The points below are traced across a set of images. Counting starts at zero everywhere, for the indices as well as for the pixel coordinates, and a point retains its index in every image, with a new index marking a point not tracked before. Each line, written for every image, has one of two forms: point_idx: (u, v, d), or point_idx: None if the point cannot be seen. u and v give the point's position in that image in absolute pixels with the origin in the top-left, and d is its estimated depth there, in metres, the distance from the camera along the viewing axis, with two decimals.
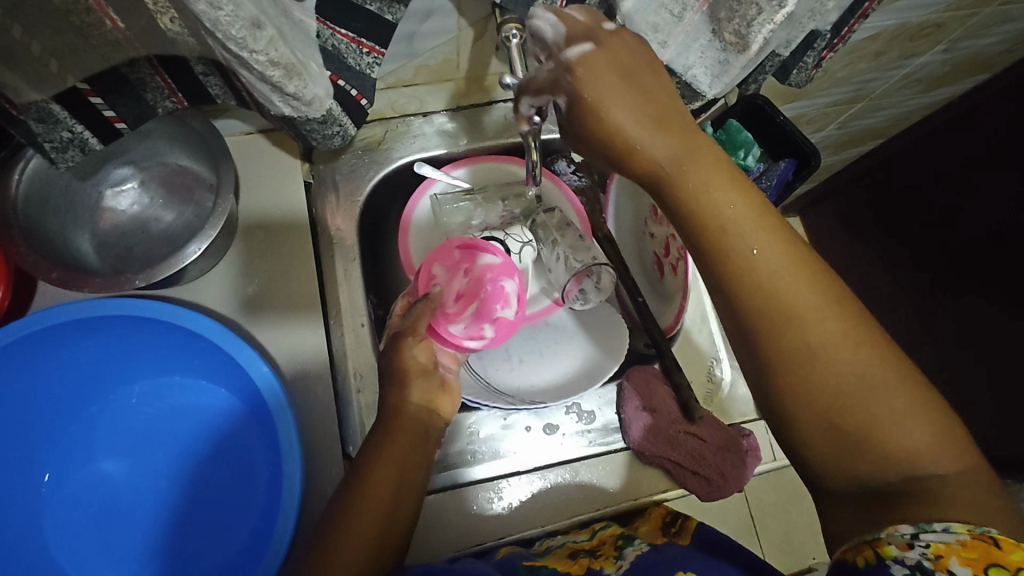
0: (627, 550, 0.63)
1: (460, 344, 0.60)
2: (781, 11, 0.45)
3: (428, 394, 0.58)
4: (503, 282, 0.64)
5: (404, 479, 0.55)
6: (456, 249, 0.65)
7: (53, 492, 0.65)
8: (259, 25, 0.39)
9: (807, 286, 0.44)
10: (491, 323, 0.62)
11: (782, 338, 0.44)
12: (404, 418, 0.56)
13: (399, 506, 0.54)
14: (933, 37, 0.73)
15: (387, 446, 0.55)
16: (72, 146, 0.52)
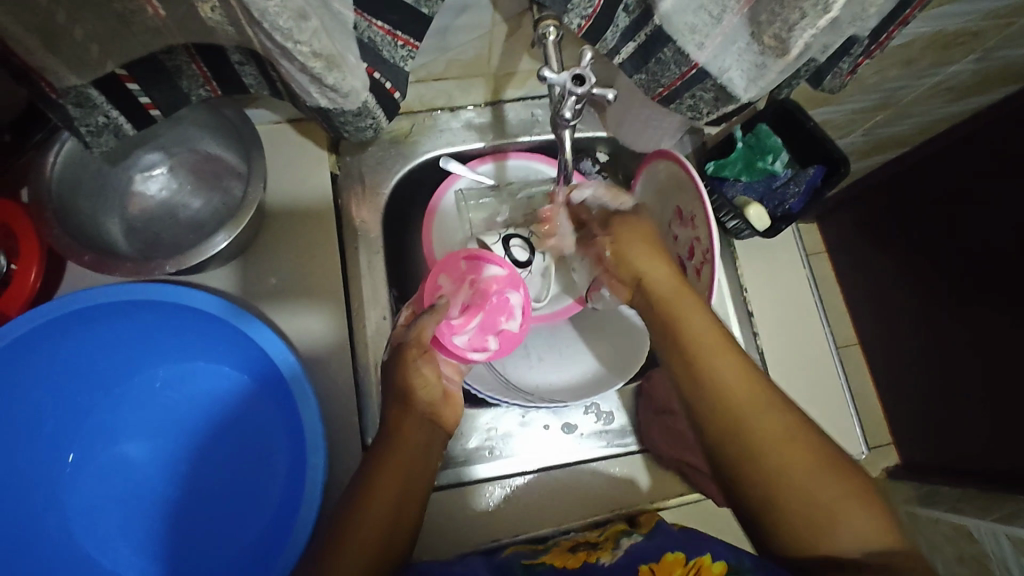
0: (623, 539, 0.61)
1: (464, 355, 0.61)
2: (826, 15, 0.43)
3: (433, 406, 0.60)
4: (508, 293, 0.64)
5: (412, 478, 0.55)
6: (462, 260, 0.65)
7: (76, 473, 0.66)
8: (304, 16, 0.39)
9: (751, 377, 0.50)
10: (496, 335, 0.63)
11: (729, 420, 0.48)
12: (412, 417, 0.59)
13: (407, 505, 0.54)
14: (968, 45, 0.70)
15: (398, 442, 0.57)
16: (107, 130, 0.53)
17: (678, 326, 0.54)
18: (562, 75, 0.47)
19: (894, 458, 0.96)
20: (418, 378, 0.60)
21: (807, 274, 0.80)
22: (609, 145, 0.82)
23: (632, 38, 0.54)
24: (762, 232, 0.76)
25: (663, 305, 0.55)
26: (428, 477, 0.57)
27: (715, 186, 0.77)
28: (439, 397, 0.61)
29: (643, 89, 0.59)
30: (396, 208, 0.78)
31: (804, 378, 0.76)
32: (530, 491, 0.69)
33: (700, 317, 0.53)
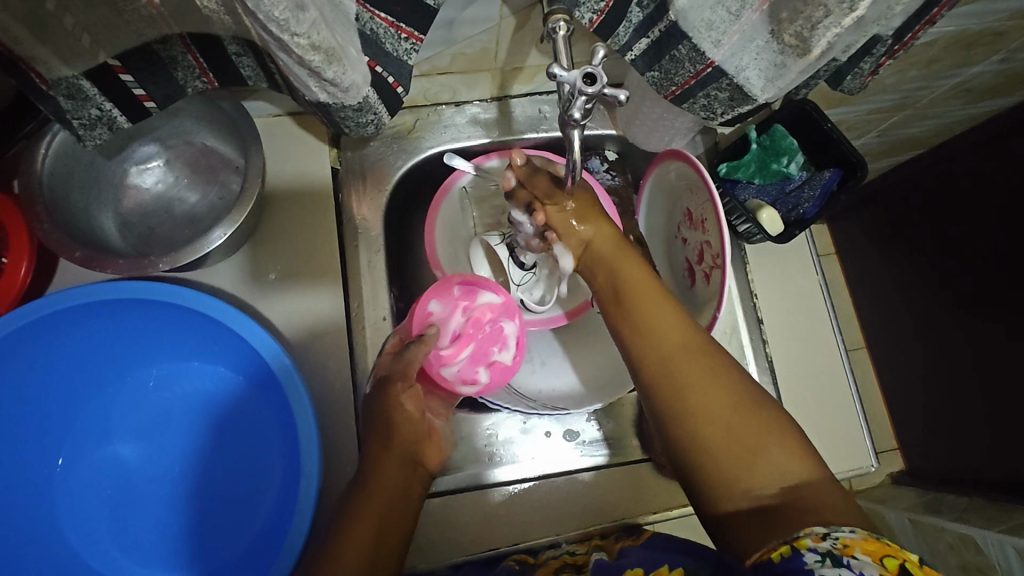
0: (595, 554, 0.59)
1: (453, 387, 0.64)
2: (851, 14, 0.41)
3: (416, 442, 0.61)
4: (502, 323, 0.66)
5: (393, 513, 0.55)
6: (456, 285, 0.66)
7: (65, 474, 0.64)
8: (302, 7, 0.37)
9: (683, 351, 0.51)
10: (486, 366, 0.65)
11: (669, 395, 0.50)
12: (392, 455, 0.58)
13: (390, 541, 0.53)
14: (992, 46, 0.68)
15: (378, 482, 0.56)
16: (100, 124, 0.51)
17: (656, 361, 0.51)
18: (573, 73, 0.45)
19: (899, 464, 0.93)
20: (403, 417, 0.60)
21: (818, 280, 0.78)
22: (617, 143, 0.80)
23: (645, 35, 0.51)
24: (775, 236, 0.73)
25: (640, 333, 0.53)
26: (410, 512, 0.56)
27: (727, 188, 0.75)
28: (423, 434, 0.62)
29: (655, 87, 0.57)
30: (399, 204, 0.76)
31: (813, 386, 0.74)
32: (532, 500, 0.68)
33: (679, 342, 0.52)
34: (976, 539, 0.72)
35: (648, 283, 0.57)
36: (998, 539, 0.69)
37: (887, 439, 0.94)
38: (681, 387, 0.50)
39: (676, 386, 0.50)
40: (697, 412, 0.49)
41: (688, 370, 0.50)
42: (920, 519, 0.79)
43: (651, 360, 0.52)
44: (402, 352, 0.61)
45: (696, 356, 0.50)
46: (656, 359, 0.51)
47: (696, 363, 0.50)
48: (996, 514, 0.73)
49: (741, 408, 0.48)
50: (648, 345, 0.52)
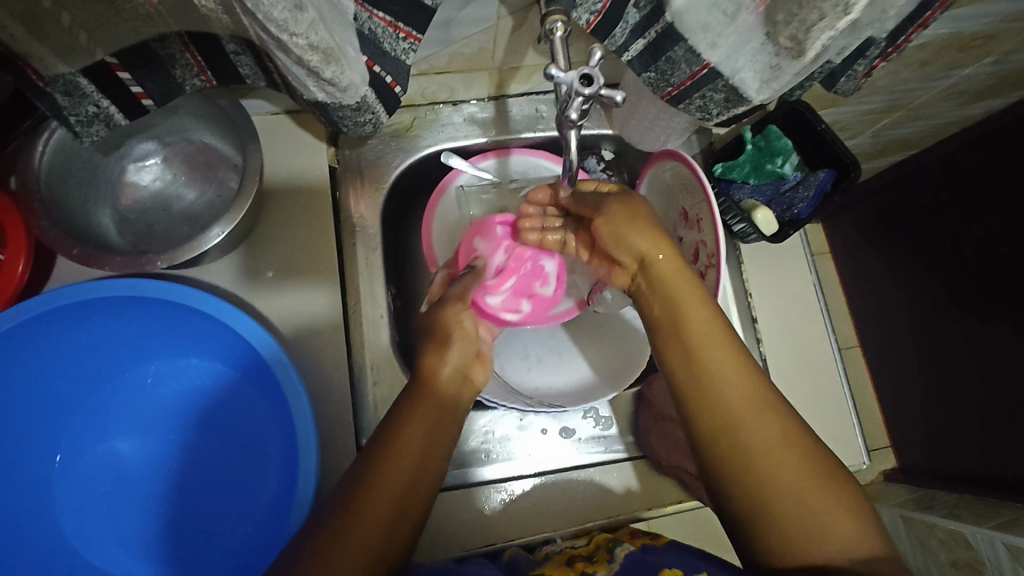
0: (617, 550, 0.59)
1: (499, 316, 0.66)
2: (845, 18, 0.42)
3: (465, 359, 0.58)
4: (543, 260, 0.69)
5: (418, 474, 0.50)
6: (499, 226, 0.69)
7: (62, 471, 0.65)
8: (301, 7, 0.37)
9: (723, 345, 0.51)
10: (528, 298, 0.68)
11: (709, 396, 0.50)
12: (421, 405, 0.53)
13: (407, 518, 0.48)
14: (983, 49, 0.68)
15: (401, 438, 0.50)
16: (98, 120, 0.51)
17: (721, 415, 0.49)
18: (570, 74, 0.45)
19: (892, 462, 0.94)
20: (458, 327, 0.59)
21: (813, 280, 0.79)
22: (614, 144, 0.80)
23: (642, 36, 0.52)
24: (769, 236, 0.73)
25: (706, 400, 0.50)
26: (437, 471, 0.52)
27: (722, 188, 0.76)
28: (473, 351, 0.60)
29: (651, 88, 0.57)
30: (396, 202, 0.76)
31: (806, 385, 0.75)
32: (529, 497, 0.68)
33: (747, 403, 0.49)
34: (965, 535, 0.73)
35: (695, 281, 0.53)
36: (987, 535, 0.70)
37: (880, 437, 0.95)
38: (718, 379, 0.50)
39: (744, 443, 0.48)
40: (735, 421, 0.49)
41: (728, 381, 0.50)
42: (913, 516, 0.80)
43: (717, 423, 0.49)
44: (455, 281, 0.66)
45: (766, 422, 0.48)
46: (721, 426, 0.49)
47: (764, 429, 0.48)
48: (987, 510, 0.74)
49: (804, 478, 0.47)
50: (710, 392, 0.50)
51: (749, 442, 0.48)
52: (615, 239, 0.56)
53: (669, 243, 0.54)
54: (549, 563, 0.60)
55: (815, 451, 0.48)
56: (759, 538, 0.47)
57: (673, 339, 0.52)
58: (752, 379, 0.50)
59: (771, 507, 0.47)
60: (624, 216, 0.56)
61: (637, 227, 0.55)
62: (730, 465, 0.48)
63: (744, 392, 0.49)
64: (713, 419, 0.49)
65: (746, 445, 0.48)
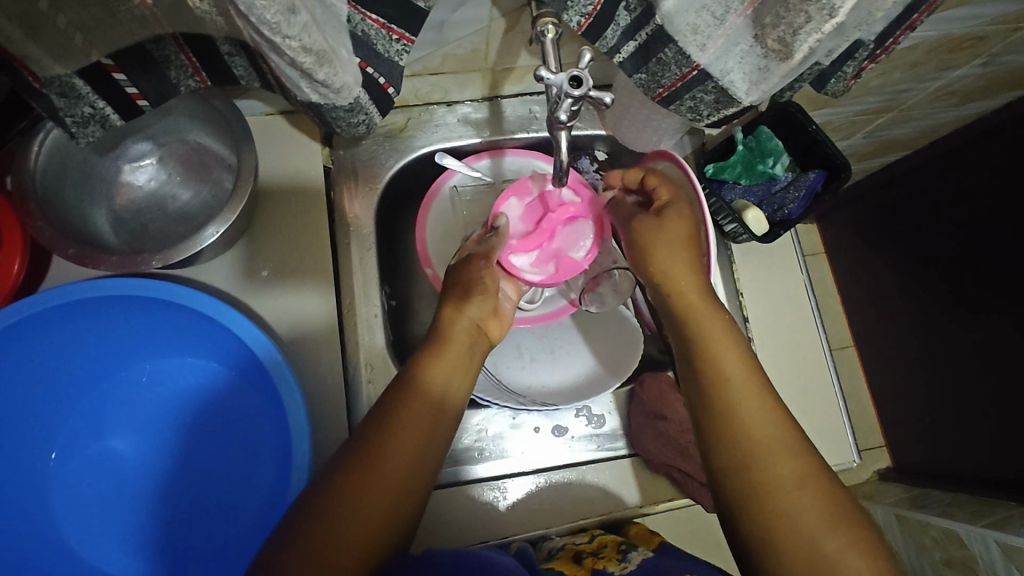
0: (631, 554, 0.61)
1: (520, 275, 0.64)
2: (832, 20, 0.42)
3: (482, 314, 0.61)
4: (579, 220, 0.65)
5: (407, 479, 0.50)
6: (535, 184, 0.66)
7: (57, 469, 0.65)
8: (294, 11, 0.38)
9: (730, 343, 0.53)
10: (555, 260, 0.65)
11: (713, 387, 0.51)
12: (412, 409, 0.52)
13: (395, 519, 0.49)
14: (973, 51, 0.68)
15: (391, 441, 0.50)
16: (93, 121, 0.51)
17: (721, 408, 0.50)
18: (559, 76, 0.45)
19: (886, 460, 0.95)
20: (480, 283, 0.62)
21: (804, 279, 0.79)
22: (607, 144, 0.81)
23: (633, 37, 0.52)
24: (760, 236, 0.74)
25: (729, 434, 0.49)
26: (427, 477, 0.52)
27: (713, 188, 0.77)
28: (490, 307, 0.62)
29: (643, 89, 0.58)
30: (391, 202, 0.77)
31: (796, 384, 0.76)
32: (523, 495, 0.69)
33: (769, 440, 0.48)
34: (959, 533, 0.73)
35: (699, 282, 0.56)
36: (979, 533, 0.70)
37: (873, 436, 0.96)
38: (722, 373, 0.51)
39: (737, 436, 0.49)
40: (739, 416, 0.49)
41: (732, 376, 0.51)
42: (906, 514, 0.80)
43: (737, 458, 0.48)
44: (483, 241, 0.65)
45: (785, 458, 0.47)
46: (741, 461, 0.48)
47: (783, 465, 0.47)
48: (980, 509, 0.75)
49: (820, 526, 0.45)
50: (709, 387, 0.51)
51: (769, 479, 0.47)
52: (643, 257, 0.59)
53: (696, 271, 0.57)
54: (557, 559, 0.62)
55: (804, 450, 0.49)
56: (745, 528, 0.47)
57: (695, 369, 0.53)
58: (773, 416, 0.50)
59: (786, 544, 0.45)
60: (657, 227, 0.58)
61: (672, 245, 0.57)
62: (735, 466, 0.48)
63: (766, 430, 0.49)
64: (733, 453, 0.49)
65: (765, 481, 0.47)
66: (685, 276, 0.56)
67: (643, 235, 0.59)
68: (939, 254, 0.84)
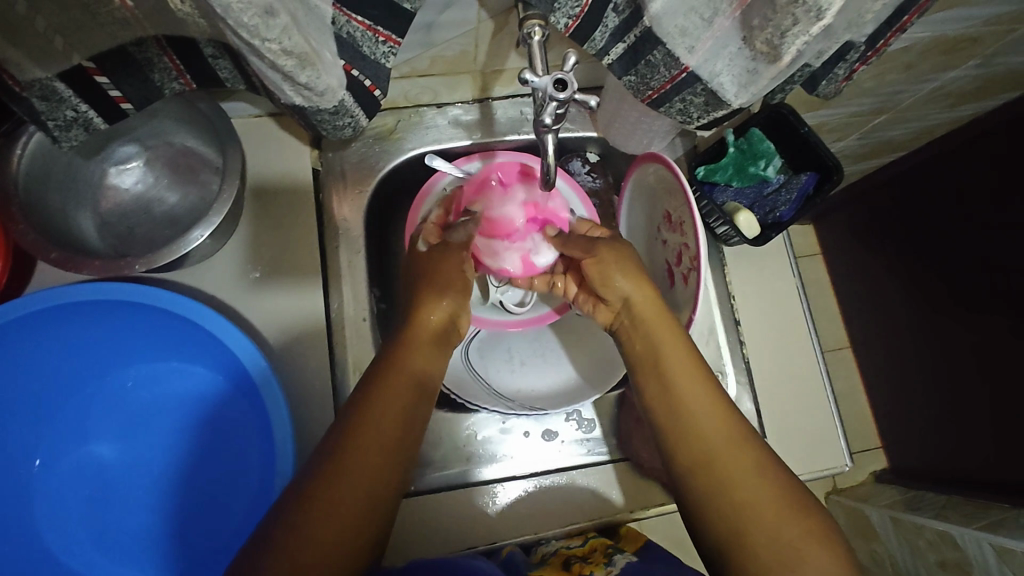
0: (617, 556, 0.62)
1: (481, 258, 0.70)
2: (819, 23, 0.41)
3: (455, 310, 0.63)
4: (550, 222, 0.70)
5: (388, 466, 0.50)
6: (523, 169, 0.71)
7: (42, 475, 0.65)
8: (272, 13, 0.37)
9: (679, 344, 0.55)
10: (517, 254, 0.70)
11: (671, 383, 0.53)
12: (392, 396, 0.53)
13: (379, 506, 0.49)
14: (968, 51, 0.67)
15: (370, 429, 0.50)
16: (76, 125, 0.51)
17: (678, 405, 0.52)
18: (544, 79, 0.45)
19: (882, 462, 0.96)
20: (458, 277, 0.64)
21: (796, 282, 0.79)
22: (598, 147, 0.81)
23: (621, 39, 0.52)
24: (751, 240, 0.74)
25: (687, 430, 0.51)
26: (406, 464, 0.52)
27: (705, 191, 0.76)
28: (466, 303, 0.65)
29: (632, 91, 0.57)
30: (381, 205, 0.76)
31: (789, 388, 0.75)
32: (513, 501, 0.68)
33: (723, 436, 0.50)
34: (953, 535, 0.72)
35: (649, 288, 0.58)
36: (973, 535, 0.69)
37: (868, 438, 0.97)
38: (675, 373, 0.53)
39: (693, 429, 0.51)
40: (694, 410, 0.51)
41: (684, 372, 0.53)
42: (901, 517, 0.79)
43: (696, 457, 0.50)
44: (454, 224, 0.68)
45: (739, 450, 0.49)
46: (699, 460, 0.49)
47: (737, 458, 0.49)
48: (976, 510, 0.74)
49: (784, 515, 0.46)
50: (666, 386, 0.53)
51: (727, 475, 0.48)
52: (600, 277, 0.60)
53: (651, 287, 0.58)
54: (548, 564, 0.63)
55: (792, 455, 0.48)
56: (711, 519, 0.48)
57: (652, 375, 0.54)
58: (727, 413, 0.51)
59: (751, 536, 0.45)
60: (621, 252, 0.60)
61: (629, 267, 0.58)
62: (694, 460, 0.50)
63: (721, 427, 0.50)
64: (689, 452, 0.50)
65: (723, 475, 0.48)
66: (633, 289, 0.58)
67: (604, 249, 0.60)
68: (933, 257, 0.83)
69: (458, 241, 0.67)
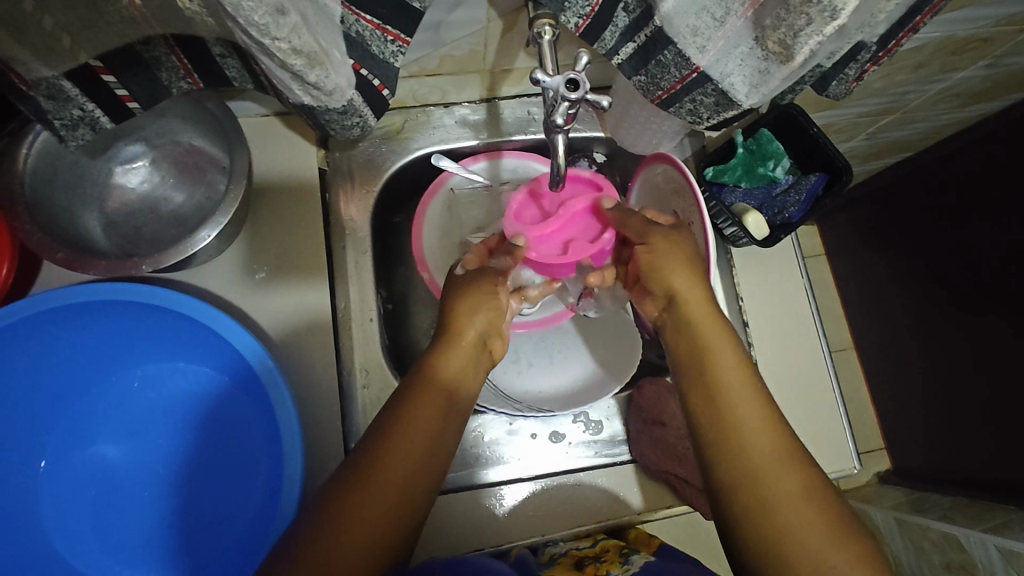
0: (633, 556, 0.62)
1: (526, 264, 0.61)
2: (833, 23, 0.41)
3: (488, 328, 0.58)
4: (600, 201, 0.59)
5: (413, 480, 0.50)
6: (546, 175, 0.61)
7: (48, 476, 0.64)
8: (282, 12, 0.37)
9: (722, 343, 0.53)
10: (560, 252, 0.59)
11: (710, 386, 0.51)
12: (419, 407, 0.52)
13: (401, 521, 0.49)
14: (978, 52, 0.67)
15: (396, 440, 0.50)
16: (83, 124, 0.50)
17: (714, 407, 0.50)
18: (555, 78, 0.45)
19: (886, 463, 0.94)
20: (489, 295, 0.59)
21: (804, 284, 0.78)
22: (605, 147, 0.80)
23: (631, 39, 0.51)
24: (760, 240, 0.73)
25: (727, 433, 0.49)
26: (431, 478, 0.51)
27: (713, 192, 0.76)
28: (498, 325, 0.59)
29: (642, 91, 0.57)
30: (387, 205, 0.76)
31: (796, 390, 0.75)
32: (519, 503, 0.68)
33: (768, 454, 0.47)
34: (957, 537, 0.71)
35: (698, 285, 0.55)
36: (980, 537, 0.68)
37: (873, 439, 0.96)
38: (716, 375, 0.51)
39: (731, 433, 0.49)
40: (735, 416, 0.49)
41: (725, 375, 0.51)
42: (906, 519, 0.79)
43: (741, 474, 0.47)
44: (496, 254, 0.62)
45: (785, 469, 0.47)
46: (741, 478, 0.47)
47: (782, 478, 0.47)
48: (979, 513, 0.73)
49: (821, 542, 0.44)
50: (702, 387, 0.51)
51: (770, 494, 0.46)
52: (651, 269, 0.56)
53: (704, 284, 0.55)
54: (559, 565, 0.62)
55: (796, 460, 0.48)
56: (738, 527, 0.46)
57: (697, 382, 0.52)
58: (773, 430, 0.49)
59: (789, 557, 0.44)
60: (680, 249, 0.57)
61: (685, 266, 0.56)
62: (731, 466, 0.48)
63: (768, 443, 0.48)
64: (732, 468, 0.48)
65: (761, 493, 0.46)
66: (678, 284, 0.55)
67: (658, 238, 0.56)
68: (939, 258, 0.83)
69: (495, 269, 0.61)
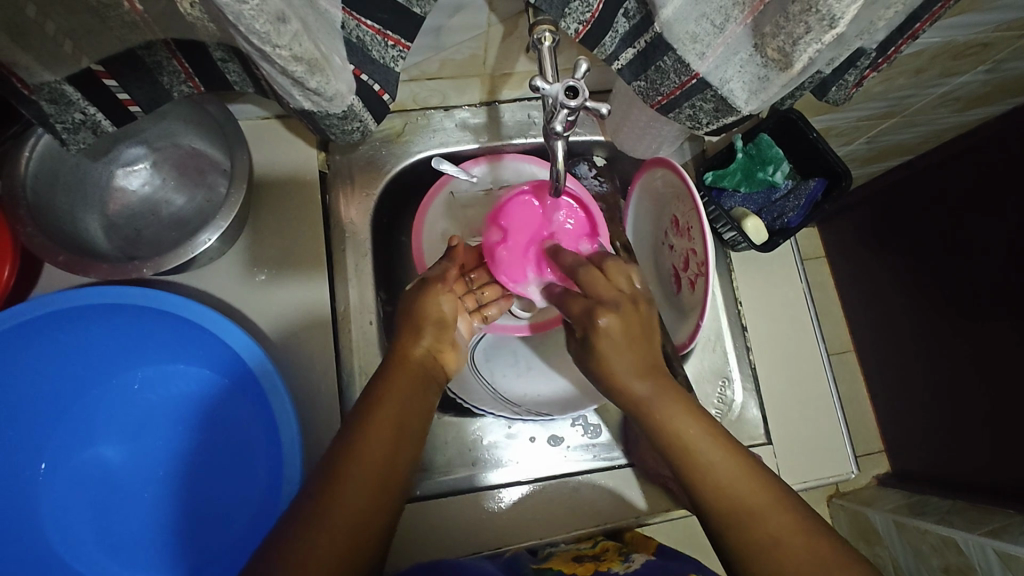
0: (632, 555, 0.64)
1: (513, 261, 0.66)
2: (832, 31, 0.41)
3: (438, 343, 0.59)
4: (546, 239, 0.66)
5: (388, 472, 0.49)
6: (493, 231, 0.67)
7: (49, 478, 0.65)
8: (283, 19, 0.37)
9: (645, 369, 0.54)
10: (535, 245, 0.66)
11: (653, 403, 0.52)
12: (377, 416, 0.51)
13: (381, 510, 0.47)
14: (978, 56, 0.67)
15: (360, 448, 0.49)
16: (85, 128, 0.50)
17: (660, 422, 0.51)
18: (555, 86, 0.45)
19: (884, 466, 0.94)
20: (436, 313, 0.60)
21: (803, 287, 0.78)
22: (605, 151, 0.81)
23: (631, 44, 0.51)
24: (759, 244, 0.73)
25: (681, 441, 0.50)
26: (402, 481, 0.50)
27: (713, 197, 0.77)
28: (448, 337, 0.61)
29: (642, 97, 0.57)
30: (388, 208, 0.76)
31: (794, 394, 0.75)
32: (517, 506, 0.68)
33: (737, 474, 0.48)
34: (956, 541, 0.72)
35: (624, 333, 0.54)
36: (977, 541, 0.69)
37: (872, 441, 0.95)
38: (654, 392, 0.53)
39: (685, 443, 0.50)
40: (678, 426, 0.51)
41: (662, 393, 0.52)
42: (905, 522, 0.79)
43: (722, 495, 0.47)
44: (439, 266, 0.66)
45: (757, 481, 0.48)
46: (723, 499, 0.47)
47: (745, 481, 0.47)
48: (978, 516, 0.73)
49: (821, 544, 0.44)
50: (655, 405, 0.52)
51: (756, 515, 0.46)
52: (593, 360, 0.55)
53: (632, 340, 0.54)
54: (556, 560, 0.65)
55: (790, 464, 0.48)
56: (715, 523, 0.47)
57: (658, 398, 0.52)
58: (715, 430, 0.51)
59: (771, 548, 0.44)
60: (609, 347, 0.54)
61: (623, 351, 0.53)
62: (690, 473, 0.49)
63: (712, 442, 0.50)
64: (718, 491, 0.47)
65: (725, 488, 0.47)
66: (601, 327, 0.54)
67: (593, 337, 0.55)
68: (936, 262, 0.83)
69: (435, 275, 0.63)
